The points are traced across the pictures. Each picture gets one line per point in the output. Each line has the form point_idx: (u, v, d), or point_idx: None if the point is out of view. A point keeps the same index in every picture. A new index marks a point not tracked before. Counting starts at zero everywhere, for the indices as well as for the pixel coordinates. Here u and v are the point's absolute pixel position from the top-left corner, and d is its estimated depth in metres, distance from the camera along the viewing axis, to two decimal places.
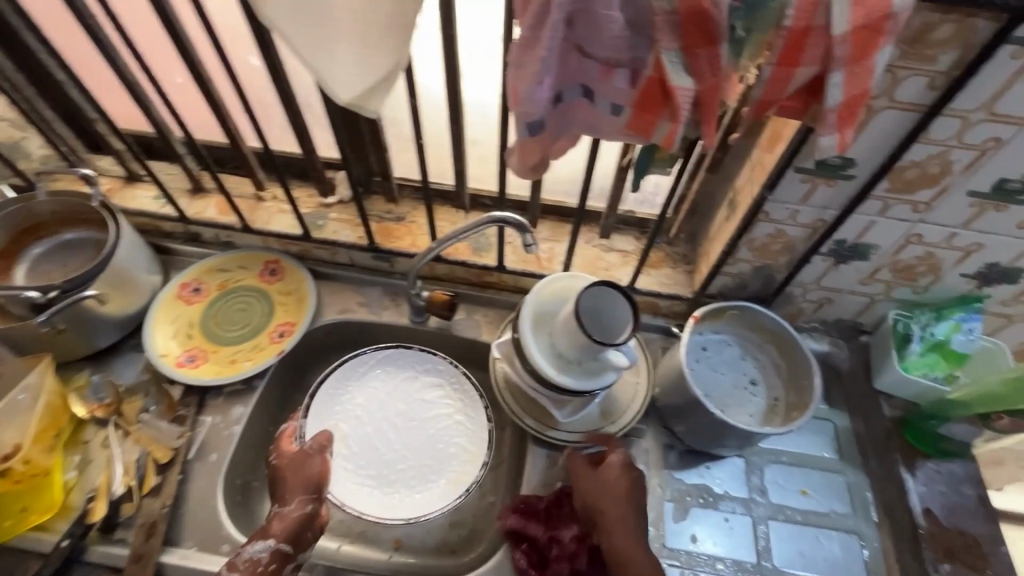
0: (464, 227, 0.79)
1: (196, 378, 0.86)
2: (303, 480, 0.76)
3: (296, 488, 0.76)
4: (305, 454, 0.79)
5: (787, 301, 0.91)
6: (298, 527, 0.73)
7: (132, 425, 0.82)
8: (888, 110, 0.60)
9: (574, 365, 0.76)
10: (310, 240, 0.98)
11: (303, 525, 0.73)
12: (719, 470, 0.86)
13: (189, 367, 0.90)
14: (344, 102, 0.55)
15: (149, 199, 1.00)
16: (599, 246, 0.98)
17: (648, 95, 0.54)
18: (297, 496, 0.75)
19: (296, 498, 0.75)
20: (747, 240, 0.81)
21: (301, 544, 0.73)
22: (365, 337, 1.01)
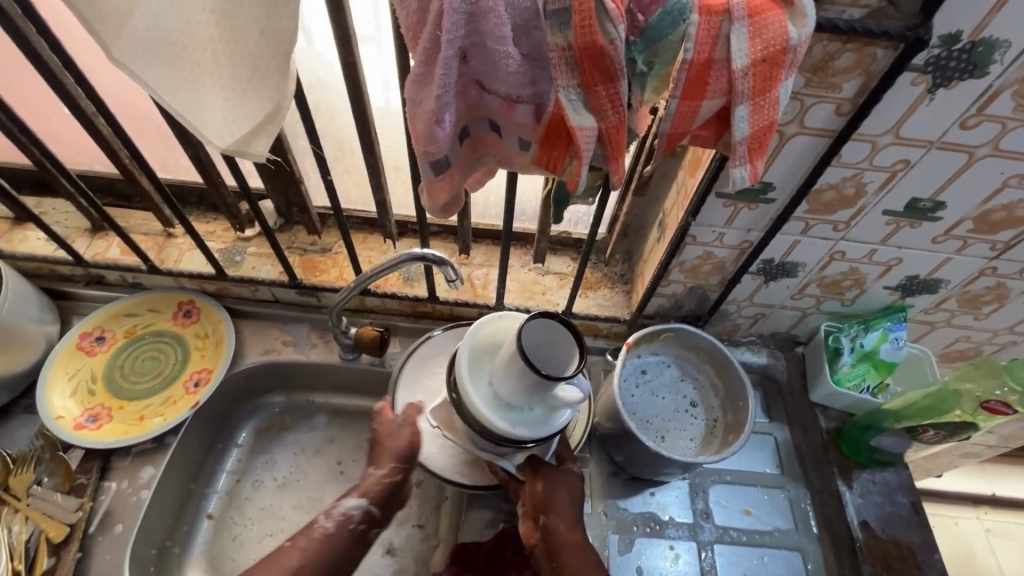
0: (382, 265, 0.74)
1: (95, 441, 0.79)
2: (396, 450, 0.74)
3: (392, 454, 0.74)
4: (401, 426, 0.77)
5: (723, 318, 0.91)
6: (388, 493, 0.72)
7: (20, 501, 0.73)
8: (799, 136, 0.59)
9: (523, 411, 0.70)
10: (225, 279, 0.91)
11: (393, 491, 0.73)
12: (663, 495, 0.84)
13: (91, 430, 0.82)
14: (221, 147, 0.49)
15: (40, 241, 0.91)
16: (536, 270, 0.95)
17: (554, 132, 0.50)
18: (389, 463, 0.74)
19: (387, 464, 0.74)
20: (678, 263, 0.80)
21: (388, 510, 0.73)
22: (292, 378, 0.94)
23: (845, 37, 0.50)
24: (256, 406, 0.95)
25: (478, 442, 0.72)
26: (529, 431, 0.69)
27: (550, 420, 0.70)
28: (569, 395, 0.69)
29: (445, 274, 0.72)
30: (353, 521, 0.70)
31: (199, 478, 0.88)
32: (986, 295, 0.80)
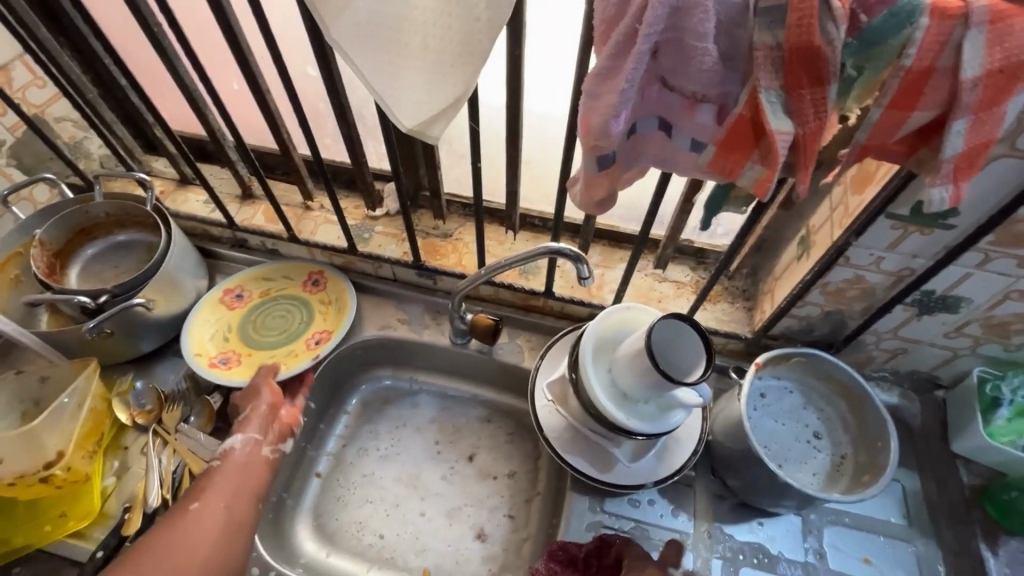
0: (517, 256, 0.74)
1: (228, 380, 0.86)
2: (253, 394, 0.79)
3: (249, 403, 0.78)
4: (253, 387, 0.80)
5: (857, 349, 0.84)
6: (269, 423, 0.76)
7: (171, 435, 0.81)
8: (1005, 158, 0.54)
9: (638, 404, 0.72)
10: (354, 254, 0.97)
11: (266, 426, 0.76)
12: (773, 527, 0.79)
13: (224, 369, 0.89)
14: (407, 128, 0.52)
15: (199, 203, 1.01)
16: (653, 276, 0.93)
17: (736, 136, 0.49)
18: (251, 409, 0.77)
19: (248, 408, 0.77)
20: (820, 284, 0.75)
21: (275, 432, 0.76)
22: (403, 356, 0.98)
23: None
24: (368, 376, 1.00)
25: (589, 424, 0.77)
26: (642, 425, 0.72)
27: (663, 418, 0.72)
28: (686, 398, 0.68)
29: (578, 271, 0.72)
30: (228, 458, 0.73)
31: (312, 438, 0.93)
32: None
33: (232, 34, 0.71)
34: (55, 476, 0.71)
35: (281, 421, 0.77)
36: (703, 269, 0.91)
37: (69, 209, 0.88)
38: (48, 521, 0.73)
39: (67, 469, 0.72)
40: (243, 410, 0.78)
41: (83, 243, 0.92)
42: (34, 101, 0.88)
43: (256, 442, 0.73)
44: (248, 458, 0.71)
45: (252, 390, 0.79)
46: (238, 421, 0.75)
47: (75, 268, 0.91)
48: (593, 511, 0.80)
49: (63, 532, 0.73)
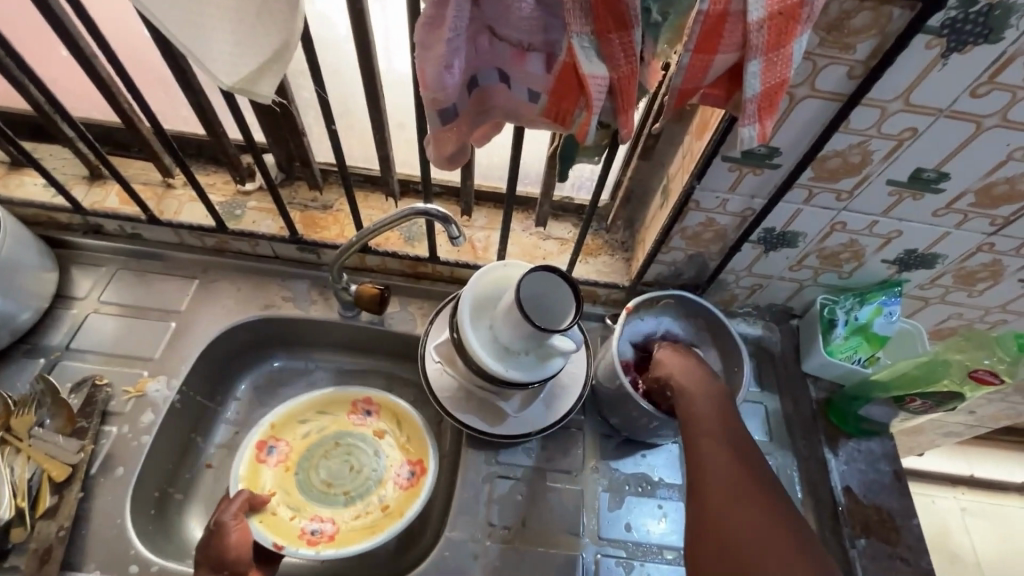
0: (388, 218, 0.73)
1: (242, 472, 0.85)
2: (213, 555, 0.68)
3: (209, 563, 0.68)
4: (216, 530, 0.71)
5: (721, 288, 0.92)
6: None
7: (22, 441, 0.73)
8: (810, 98, 0.59)
9: (519, 356, 0.75)
10: (225, 232, 0.90)
11: None
12: (654, 457, 0.86)
13: (268, 461, 0.88)
14: (230, 87, 0.49)
15: (38, 187, 0.90)
16: (537, 234, 0.95)
17: (565, 84, 0.51)
18: (206, 572, 0.67)
19: (204, 574, 0.67)
20: (679, 228, 0.80)
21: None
22: (292, 334, 0.95)
23: None
24: (258, 358, 0.96)
25: (476, 380, 0.79)
26: (523, 375, 0.74)
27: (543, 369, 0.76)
28: (563, 345, 0.72)
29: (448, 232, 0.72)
30: None
31: (197, 429, 0.88)
32: (981, 271, 0.81)
33: None
34: None
35: None
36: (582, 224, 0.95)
37: None
38: None
39: None
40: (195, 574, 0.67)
41: None
42: None
43: None
44: None
45: (217, 544, 0.70)
46: None
47: None
48: (488, 462, 0.82)
49: None
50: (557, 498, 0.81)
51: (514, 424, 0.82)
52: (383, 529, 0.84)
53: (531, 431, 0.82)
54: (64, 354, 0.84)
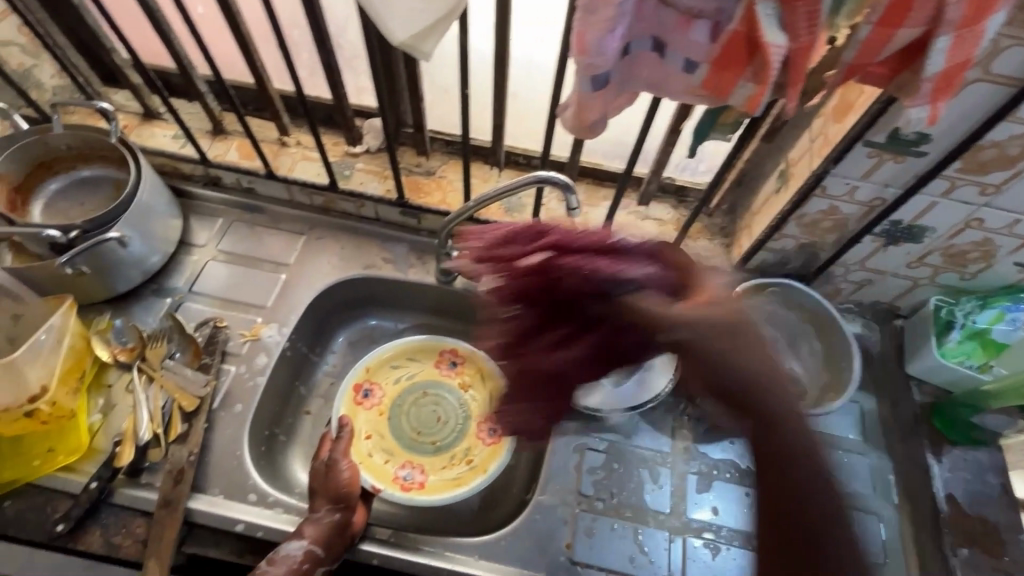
0: (506, 185, 0.74)
1: (340, 407, 0.90)
2: (330, 489, 0.73)
3: (328, 495, 0.72)
4: (332, 465, 0.76)
5: (826, 281, 0.89)
6: (334, 534, 0.69)
7: (156, 371, 0.80)
8: (977, 83, 0.56)
9: None
10: (336, 191, 0.94)
11: (336, 531, 0.69)
12: (743, 445, 0.85)
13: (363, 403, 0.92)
14: (401, 43, 0.51)
15: (168, 138, 0.96)
16: (636, 213, 0.94)
17: (730, 55, 0.50)
18: (326, 504, 0.72)
19: (325, 506, 0.71)
20: (797, 215, 0.78)
21: (337, 548, 0.69)
22: (389, 293, 0.98)
23: None
24: (356, 314, 1.00)
25: None
26: None
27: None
28: None
29: (567, 201, 0.73)
30: (295, 564, 0.66)
31: (299, 376, 0.93)
32: None
33: None
34: (40, 411, 0.70)
35: (351, 529, 0.71)
36: (683, 206, 0.93)
37: (26, 139, 0.83)
38: (37, 456, 0.71)
39: (53, 403, 0.71)
40: (315, 505, 0.72)
41: (44, 177, 0.87)
42: None
43: (314, 558, 0.67)
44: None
45: (333, 478, 0.74)
46: (308, 521, 0.70)
47: (37, 204, 0.87)
48: (579, 433, 0.84)
49: (53, 466, 0.71)
50: (644, 475, 0.82)
51: (608, 399, 0.82)
52: (467, 482, 0.87)
53: (625, 408, 0.82)
54: (187, 296, 0.90)
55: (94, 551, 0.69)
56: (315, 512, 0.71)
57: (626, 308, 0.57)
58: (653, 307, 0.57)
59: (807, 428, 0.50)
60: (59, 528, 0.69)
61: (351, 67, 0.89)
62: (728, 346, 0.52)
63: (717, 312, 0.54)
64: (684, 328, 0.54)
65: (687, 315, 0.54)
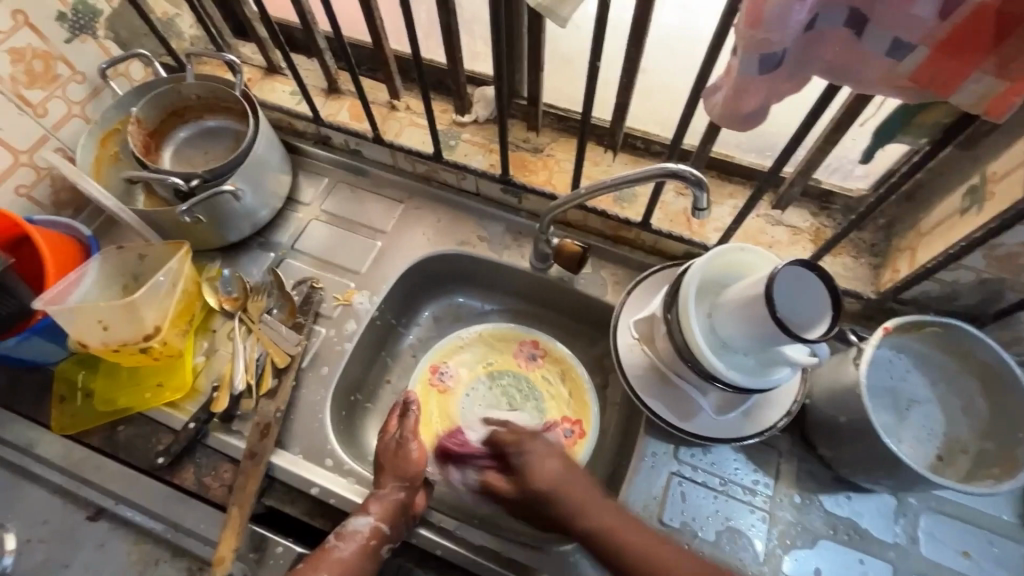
0: (625, 175, 0.66)
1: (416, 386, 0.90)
2: (399, 469, 0.71)
3: (395, 473, 0.71)
4: (402, 444, 0.74)
5: (1005, 326, 0.72)
6: (397, 514, 0.68)
7: (255, 324, 0.83)
8: None
9: (738, 356, 0.66)
10: (439, 161, 0.90)
11: (401, 511, 0.69)
12: (861, 503, 0.73)
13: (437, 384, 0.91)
14: (535, 4, 0.45)
15: (286, 94, 0.97)
16: (767, 217, 0.82)
17: (966, 35, 0.39)
18: (392, 481, 0.70)
19: (390, 483, 0.70)
20: (988, 245, 0.62)
21: (400, 526, 0.69)
22: (482, 274, 0.94)
23: None
24: (447, 290, 0.98)
25: (678, 369, 0.71)
26: (741, 378, 0.65)
27: (763, 373, 0.66)
28: (796, 356, 0.61)
29: (695, 200, 0.63)
30: (363, 540, 0.67)
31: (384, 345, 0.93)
32: None
33: None
34: (153, 349, 0.75)
35: (414, 508, 0.70)
36: (827, 215, 0.79)
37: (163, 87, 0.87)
38: (148, 389, 0.78)
39: (164, 343, 0.76)
40: (381, 480, 0.71)
41: (175, 125, 0.91)
42: None
43: (378, 536, 0.67)
44: (356, 553, 0.66)
45: (400, 454, 0.73)
46: (372, 495, 0.69)
47: (167, 150, 0.91)
48: (665, 456, 0.76)
49: (161, 400, 0.77)
50: (738, 516, 0.73)
51: (705, 423, 0.74)
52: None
53: (725, 437, 0.73)
54: (289, 252, 0.92)
55: (187, 487, 0.74)
56: (379, 487, 0.70)
57: (536, 490, 0.65)
58: (590, 524, 0.62)
59: (696, 563, 0.58)
60: (160, 461, 0.74)
61: (469, 31, 0.84)
62: (586, 504, 0.63)
63: (602, 498, 0.64)
64: (581, 522, 0.62)
65: (562, 484, 0.64)
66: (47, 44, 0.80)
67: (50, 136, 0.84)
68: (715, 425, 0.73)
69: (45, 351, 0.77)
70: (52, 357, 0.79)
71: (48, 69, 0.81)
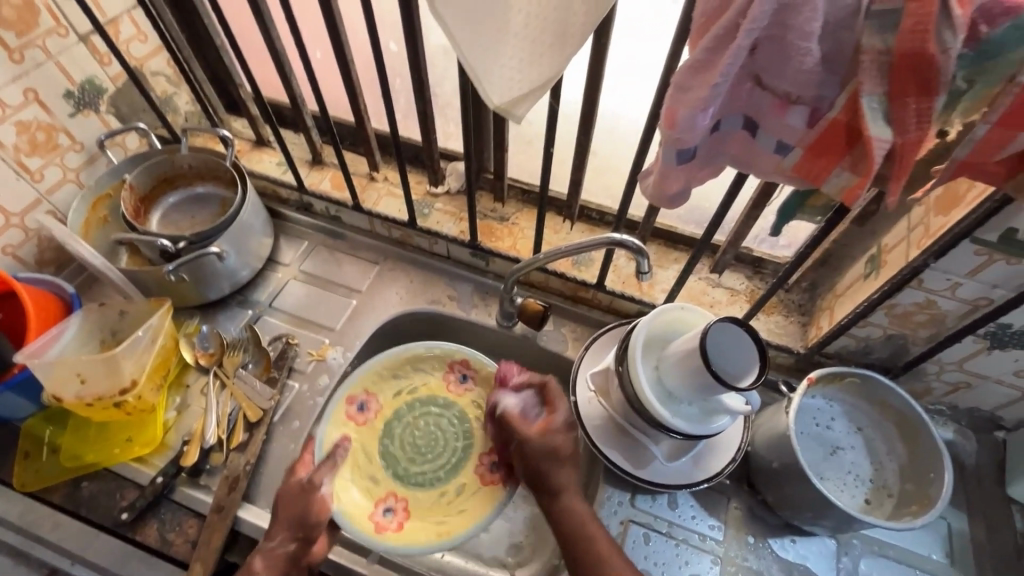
0: (577, 243, 0.75)
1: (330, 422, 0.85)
2: (296, 518, 0.67)
3: (290, 521, 0.67)
4: (307, 489, 0.70)
5: (916, 377, 0.81)
6: (286, 567, 0.65)
7: (229, 378, 0.85)
8: None
9: (683, 405, 0.73)
10: (413, 228, 0.99)
11: (290, 565, 0.66)
12: (805, 546, 0.78)
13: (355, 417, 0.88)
14: (495, 105, 0.53)
15: (272, 164, 1.05)
16: (707, 280, 0.91)
17: (829, 141, 0.49)
18: (283, 532, 0.67)
19: (281, 534, 0.66)
20: (887, 306, 0.72)
21: None
22: (452, 332, 1.00)
23: None
24: None
25: (630, 419, 0.77)
26: (686, 425, 0.72)
27: (706, 422, 0.72)
28: (733, 404, 0.68)
29: (638, 265, 0.71)
30: None
31: None
32: None
33: (328, 3, 0.74)
34: (127, 403, 0.77)
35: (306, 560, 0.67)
36: (759, 278, 0.89)
37: (158, 157, 0.94)
38: (117, 444, 0.78)
39: (138, 397, 0.78)
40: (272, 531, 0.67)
41: (165, 191, 0.98)
42: (136, 55, 0.95)
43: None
44: None
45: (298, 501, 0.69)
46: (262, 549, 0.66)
47: (155, 213, 0.97)
48: (622, 504, 0.80)
49: (129, 455, 0.78)
50: (692, 561, 0.77)
51: (657, 471, 0.79)
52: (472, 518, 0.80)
53: (677, 483, 0.78)
54: (266, 310, 0.96)
55: (149, 544, 0.74)
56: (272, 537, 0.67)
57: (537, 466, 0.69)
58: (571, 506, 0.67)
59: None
60: (124, 517, 0.74)
61: (443, 114, 0.95)
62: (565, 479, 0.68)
63: (586, 516, 0.67)
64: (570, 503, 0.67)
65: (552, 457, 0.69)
66: (51, 118, 0.87)
67: (42, 199, 0.89)
68: (666, 473, 0.79)
69: (15, 406, 0.78)
70: (20, 413, 0.79)
71: (50, 139, 0.88)
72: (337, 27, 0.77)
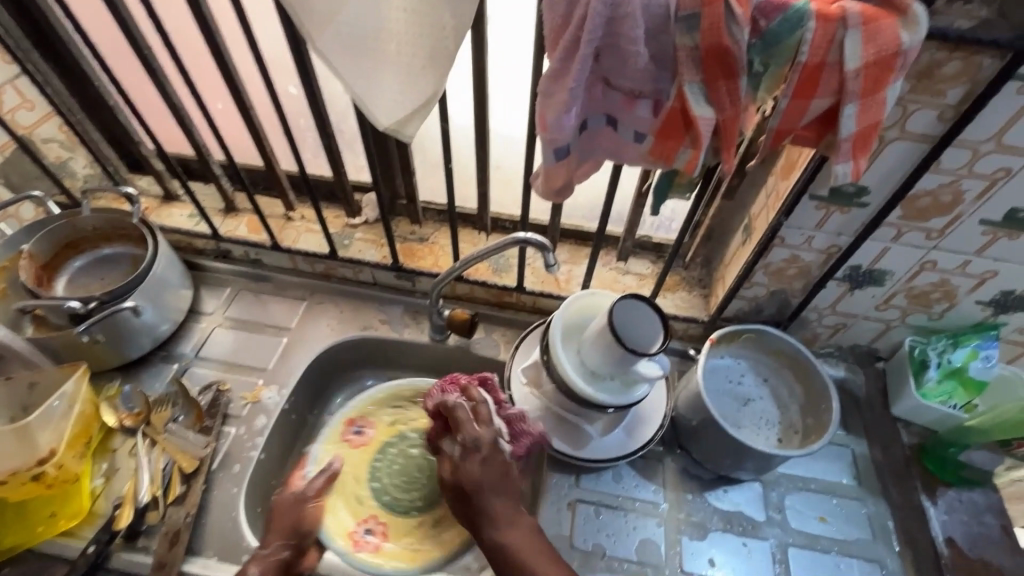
0: (488, 247, 0.81)
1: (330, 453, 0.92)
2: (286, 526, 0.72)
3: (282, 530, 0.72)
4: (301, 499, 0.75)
5: (803, 326, 0.92)
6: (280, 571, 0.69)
7: (159, 435, 0.82)
8: (899, 141, 0.63)
9: (605, 381, 0.78)
10: (336, 259, 1.01)
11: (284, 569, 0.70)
12: (736, 493, 0.85)
13: (349, 441, 0.95)
14: (385, 127, 0.59)
15: (183, 217, 1.05)
16: (616, 269, 0.99)
17: (672, 125, 0.57)
18: (277, 540, 0.71)
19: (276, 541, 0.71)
20: (763, 265, 0.83)
21: None
22: (387, 354, 1.02)
23: (953, 46, 0.54)
24: (357, 375, 1.04)
25: (562, 404, 0.82)
26: (611, 398, 0.78)
27: (627, 393, 0.78)
28: (649, 371, 0.74)
29: (544, 259, 0.78)
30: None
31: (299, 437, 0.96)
32: None
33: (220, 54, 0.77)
34: (47, 474, 0.73)
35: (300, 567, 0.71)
36: (661, 261, 0.99)
37: (56, 223, 0.92)
38: (39, 522, 0.75)
39: (59, 467, 0.74)
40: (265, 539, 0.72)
41: (69, 256, 0.95)
42: (23, 123, 0.91)
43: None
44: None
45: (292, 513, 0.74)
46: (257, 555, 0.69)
47: (61, 280, 0.94)
48: (569, 486, 0.85)
49: (54, 530, 0.75)
50: (639, 527, 0.82)
51: (593, 450, 0.84)
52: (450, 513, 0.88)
53: (613, 456, 0.84)
54: (192, 361, 0.95)
55: None
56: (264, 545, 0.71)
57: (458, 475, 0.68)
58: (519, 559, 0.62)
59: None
60: None
61: (350, 148, 0.99)
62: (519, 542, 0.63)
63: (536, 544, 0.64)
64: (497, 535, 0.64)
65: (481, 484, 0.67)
66: None
67: None
68: (602, 449, 0.84)
69: None
70: None
71: None
72: (231, 74, 0.80)
